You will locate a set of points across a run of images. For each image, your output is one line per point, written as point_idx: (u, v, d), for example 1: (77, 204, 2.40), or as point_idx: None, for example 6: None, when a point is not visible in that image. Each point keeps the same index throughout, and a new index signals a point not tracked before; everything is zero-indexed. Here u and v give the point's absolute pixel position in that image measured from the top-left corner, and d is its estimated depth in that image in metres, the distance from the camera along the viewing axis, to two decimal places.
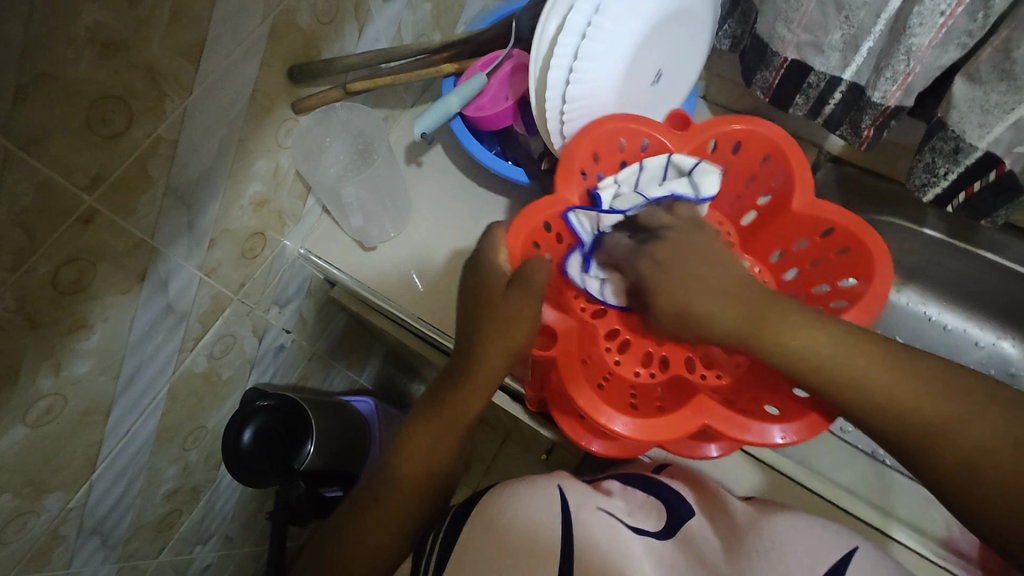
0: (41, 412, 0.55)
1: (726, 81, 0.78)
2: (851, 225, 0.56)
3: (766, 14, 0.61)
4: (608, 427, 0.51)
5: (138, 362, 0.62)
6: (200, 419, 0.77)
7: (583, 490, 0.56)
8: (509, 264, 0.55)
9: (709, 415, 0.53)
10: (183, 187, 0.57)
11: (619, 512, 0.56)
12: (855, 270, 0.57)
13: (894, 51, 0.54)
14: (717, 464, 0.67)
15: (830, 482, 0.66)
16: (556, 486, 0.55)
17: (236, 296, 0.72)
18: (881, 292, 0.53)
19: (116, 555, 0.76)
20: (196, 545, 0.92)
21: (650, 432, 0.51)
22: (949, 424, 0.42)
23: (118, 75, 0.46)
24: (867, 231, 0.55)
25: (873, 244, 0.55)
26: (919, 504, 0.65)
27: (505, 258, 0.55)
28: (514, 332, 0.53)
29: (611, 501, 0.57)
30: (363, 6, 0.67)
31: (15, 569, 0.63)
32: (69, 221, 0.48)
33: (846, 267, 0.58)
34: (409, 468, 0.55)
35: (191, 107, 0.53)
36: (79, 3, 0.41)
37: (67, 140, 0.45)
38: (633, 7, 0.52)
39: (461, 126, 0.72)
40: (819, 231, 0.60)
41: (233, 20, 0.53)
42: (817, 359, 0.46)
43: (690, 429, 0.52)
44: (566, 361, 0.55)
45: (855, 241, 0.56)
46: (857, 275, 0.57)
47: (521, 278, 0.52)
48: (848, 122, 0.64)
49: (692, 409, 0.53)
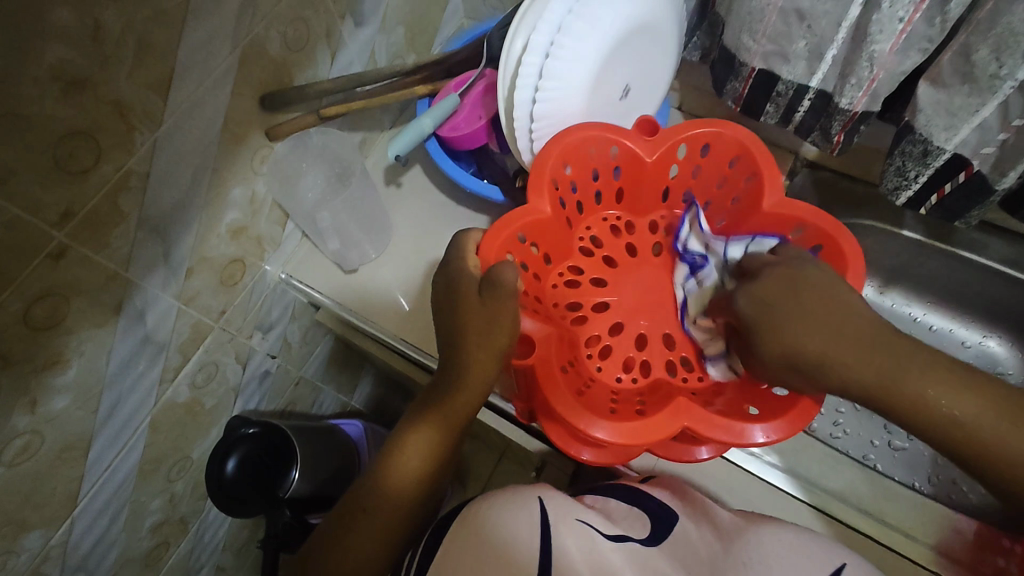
0: (17, 450, 0.54)
1: (698, 91, 0.79)
2: (824, 224, 0.56)
3: (731, 26, 0.61)
4: (588, 432, 0.50)
5: (118, 395, 0.62)
6: (184, 449, 0.76)
7: (564, 500, 0.54)
8: (480, 269, 0.54)
9: (689, 416, 0.52)
10: (157, 218, 0.57)
11: (598, 522, 0.54)
12: (826, 268, 0.57)
13: (858, 58, 0.54)
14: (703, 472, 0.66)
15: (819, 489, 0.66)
16: (536, 498, 0.53)
17: (217, 324, 0.72)
18: (851, 292, 0.53)
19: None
20: None
21: (629, 435, 0.51)
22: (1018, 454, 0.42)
23: (86, 110, 0.46)
24: (842, 233, 0.55)
25: (845, 244, 0.55)
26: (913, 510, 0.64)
27: (475, 264, 0.55)
28: (492, 337, 0.52)
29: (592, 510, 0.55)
30: (335, 32, 0.68)
31: None
32: (40, 257, 0.48)
33: (819, 266, 0.58)
34: (400, 481, 0.53)
35: (162, 140, 0.54)
36: (42, 42, 0.41)
37: (35, 178, 0.45)
38: (595, 24, 0.52)
39: (437, 147, 0.73)
40: (790, 230, 0.60)
41: (201, 51, 0.53)
42: (899, 392, 0.45)
43: (668, 431, 0.51)
44: (543, 368, 0.54)
45: (827, 239, 0.56)
46: (830, 272, 0.56)
47: (488, 278, 0.51)
48: (818, 128, 0.64)
49: (671, 411, 0.52)
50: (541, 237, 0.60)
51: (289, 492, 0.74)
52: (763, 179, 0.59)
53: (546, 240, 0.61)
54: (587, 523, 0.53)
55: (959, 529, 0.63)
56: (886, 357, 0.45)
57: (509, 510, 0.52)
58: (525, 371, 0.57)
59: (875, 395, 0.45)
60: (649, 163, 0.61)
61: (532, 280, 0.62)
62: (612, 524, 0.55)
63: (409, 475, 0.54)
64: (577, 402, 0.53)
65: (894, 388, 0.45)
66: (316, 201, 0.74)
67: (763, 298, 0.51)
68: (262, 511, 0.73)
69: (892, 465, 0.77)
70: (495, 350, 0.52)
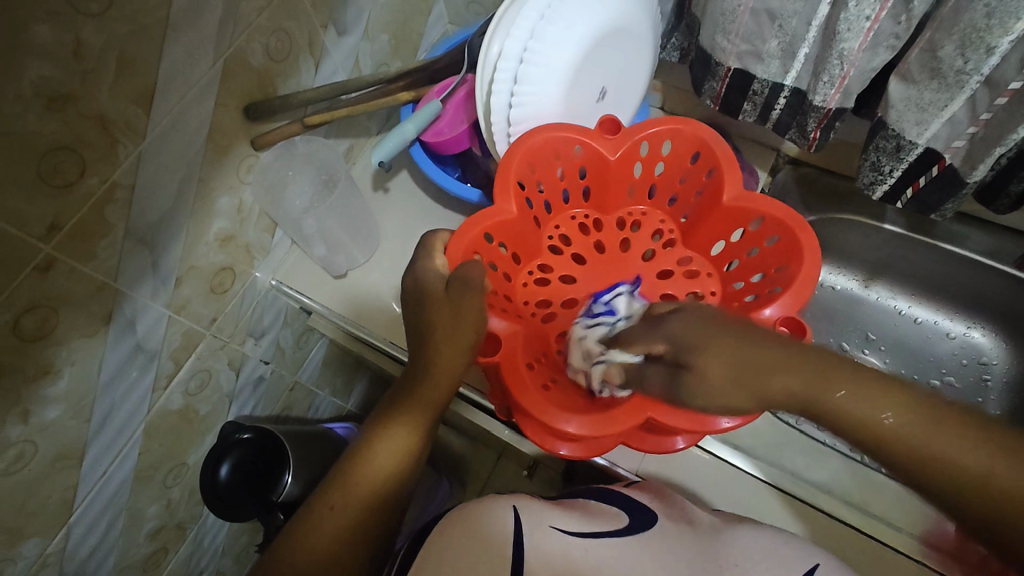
0: (11, 460, 0.55)
1: (680, 91, 0.80)
2: (783, 215, 0.56)
3: (705, 28, 0.62)
4: (556, 427, 0.51)
5: (110, 404, 0.63)
6: (180, 455, 0.78)
7: (538, 506, 0.55)
8: (447, 267, 0.55)
9: (655, 408, 0.53)
10: (144, 229, 0.58)
11: (573, 525, 0.54)
12: (785, 257, 0.57)
13: (828, 56, 0.55)
14: (690, 471, 0.67)
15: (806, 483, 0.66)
16: (511, 506, 0.54)
17: (209, 331, 0.73)
18: (808, 280, 0.54)
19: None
20: None
21: (598, 427, 0.51)
22: (940, 452, 0.37)
23: (69, 125, 0.47)
24: (800, 224, 0.55)
25: (803, 234, 0.55)
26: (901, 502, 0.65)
27: (442, 263, 0.55)
28: (459, 333, 0.53)
29: (571, 512, 0.56)
30: (317, 41, 0.69)
31: None
32: (28, 270, 0.49)
33: (778, 256, 0.58)
34: (365, 478, 0.53)
35: (146, 152, 0.55)
36: (22, 60, 0.42)
37: (20, 192, 0.46)
38: (568, 30, 0.53)
39: (421, 152, 0.74)
40: (751, 221, 0.60)
41: (183, 64, 0.54)
42: (814, 399, 0.41)
43: (635, 422, 0.51)
44: (510, 365, 0.55)
45: (787, 230, 0.56)
46: (788, 261, 0.57)
47: (459, 278, 0.52)
48: (795, 126, 0.65)
49: (636, 404, 0.53)
50: (509, 237, 0.60)
51: (281, 496, 0.74)
52: (723, 172, 0.60)
53: (513, 240, 0.61)
54: (561, 528, 0.54)
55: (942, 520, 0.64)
56: (883, 398, 0.39)
57: (482, 516, 0.53)
58: (493, 370, 0.57)
59: (793, 404, 0.42)
60: (612, 162, 0.61)
61: (501, 280, 0.62)
62: (587, 522, 0.55)
63: (383, 458, 0.54)
64: (545, 398, 0.53)
65: (808, 396, 0.41)
66: (304, 208, 0.75)
67: (671, 331, 0.49)
68: (257, 514, 0.74)
69: None
70: (466, 346, 0.53)
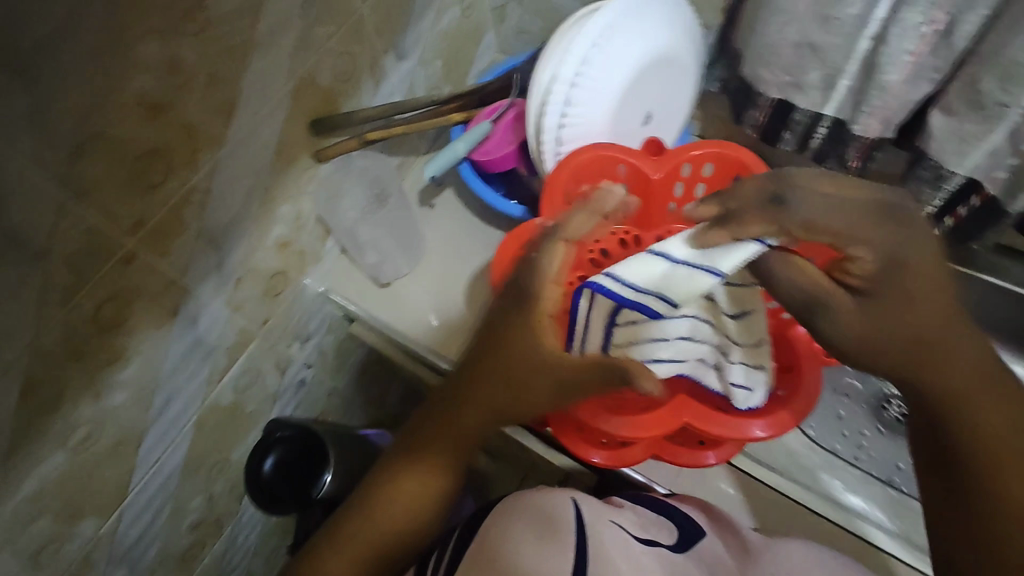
0: (79, 440, 0.59)
1: (719, 120, 0.82)
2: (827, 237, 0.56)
3: (747, 59, 0.65)
4: (596, 425, 0.55)
5: (169, 393, 0.67)
6: (224, 450, 0.81)
7: (595, 504, 0.55)
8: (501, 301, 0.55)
9: (690, 411, 0.55)
10: (214, 230, 0.63)
11: (630, 525, 0.54)
12: None
13: (869, 88, 0.58)
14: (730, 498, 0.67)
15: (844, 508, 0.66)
16: (570, 498, 0.54)
17: (260, 332, 0.77)
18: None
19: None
20: None
21: (635, 426, 0.55)
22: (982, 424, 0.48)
23: (161, 131, 0.52)
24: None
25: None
26: None
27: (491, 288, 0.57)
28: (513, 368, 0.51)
29: (621, 512, 0.56)
30: (378, 64, 0.74)
31: None
32: (113, 261, 0.54)
33: None
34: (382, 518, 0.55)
35: (222, 159, 0.60)
36: (129, 72, 0.47)
37: (114, 190, 0.51)
38: (618, 56, 0.57)
39: (469, 170, 0.78)
40: None
41: (261, 81, 0.60)
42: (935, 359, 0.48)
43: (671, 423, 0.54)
44: None
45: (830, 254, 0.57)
46: None
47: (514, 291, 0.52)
48: (834, 155, 0.68)
49: (673, 405, 0.55)
50: (552, 250, 0.61)
51: (321, 493, 0.76)
52: None
53: None
54: (620, 525, 0.54)
55: None
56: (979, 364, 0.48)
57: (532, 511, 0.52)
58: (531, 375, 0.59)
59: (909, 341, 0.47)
60: (657, 181, 0.62)
61: None
62: (641, 527, 0.55)
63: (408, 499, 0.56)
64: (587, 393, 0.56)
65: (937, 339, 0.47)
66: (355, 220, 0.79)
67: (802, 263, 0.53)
68: (296, 511, 0.76)
69: None
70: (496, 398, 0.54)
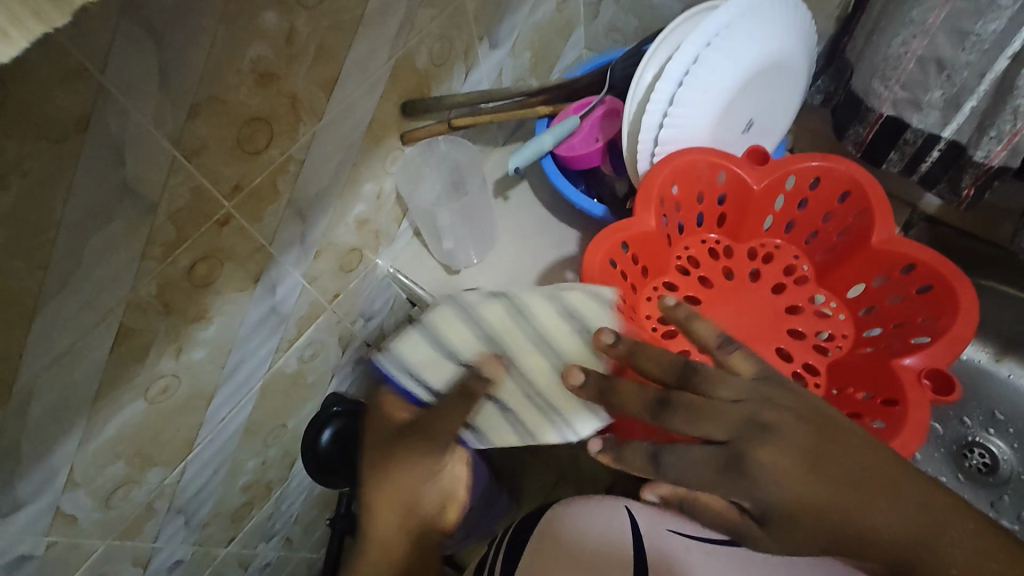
0: (159, 390, 0.61)
1: (814, 134, 0.79)
2: (936, 264, 0.54)
3: (861, 72, 0.61)
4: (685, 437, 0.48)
5: (242, 356, 0.69)
6: (282, 418, 0.82)
7: (654, 513, 0.59)
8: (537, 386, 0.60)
9: None
10: (303, 201, 0.64)
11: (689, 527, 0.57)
12: (932, 309, 0.54)
13: (1000, 111, 0.54)
14: None
15: None
16: (623, 504, 0.60)
17: (330, 306, 0.78)
18: (961, 337, 0.51)
19: (193, 538, 0.81)
20: (261, 541, 0.96)
21: None
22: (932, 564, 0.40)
23: (268, 100, 0.53)
24: (954, 275, 0.52)
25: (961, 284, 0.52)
26: None
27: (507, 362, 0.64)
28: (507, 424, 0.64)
29: (678, 515, 0.59)
30: (472, 51, 0.74)
31: (111, 537, 0.68)
32: (211, 222, 0.55)
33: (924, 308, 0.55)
34: None
35: (319, 132, 0.60)
36: (249, 39, 0.48)
37: (221, 153, 0.52)
38: (729, 59, 0.55)
39: (551, 164, 0.77)
40: (897, 268, 0.57)
41: (364, 59, 0.60)
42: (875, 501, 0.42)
43: None
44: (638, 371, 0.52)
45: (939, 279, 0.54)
46: (937, 314, 0.54)
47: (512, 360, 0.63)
48: (946, 180, 0.62)
49: None
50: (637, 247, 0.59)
51: None
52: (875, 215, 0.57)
53: (645, 251, 0.60)
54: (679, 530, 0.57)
55: None
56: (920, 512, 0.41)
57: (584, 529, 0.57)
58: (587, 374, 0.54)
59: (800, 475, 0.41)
60: (757, 191, 0.60)
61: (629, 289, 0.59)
62: (700, 526, 0.57)
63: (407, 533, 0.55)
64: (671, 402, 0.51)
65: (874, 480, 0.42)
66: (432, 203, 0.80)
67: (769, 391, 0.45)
68: (347, 485, 0.78)
69: None
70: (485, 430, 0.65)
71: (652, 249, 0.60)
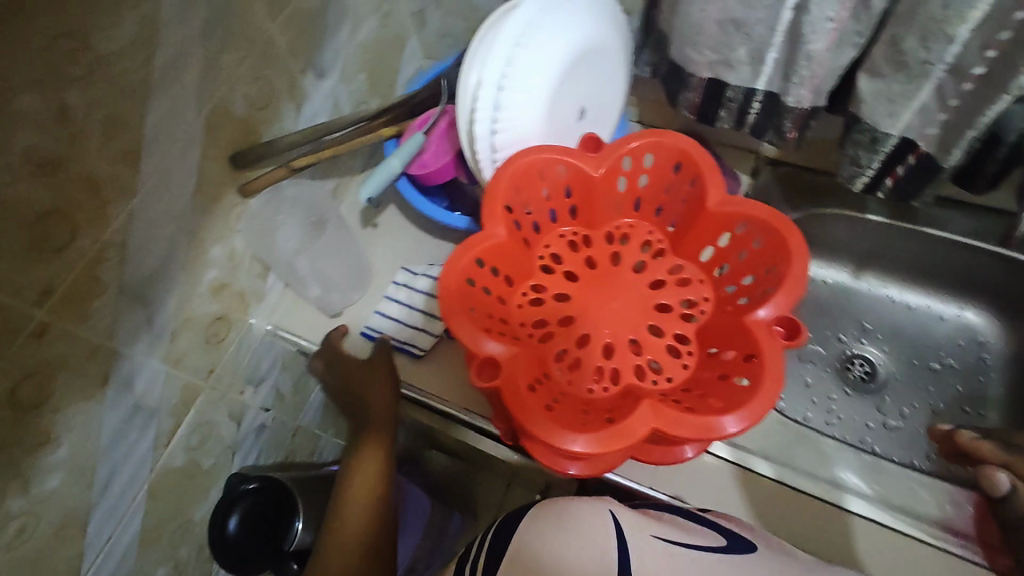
0: (13, 535, 0.53)
1: (655, 103, 0.82)
2: (769, 218, 0.57)
3: (674, 42, 0.64)
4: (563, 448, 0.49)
5: (112, 466, 0.62)
6: (185, 513, 0.76)
7: (637, 517, 0.52)
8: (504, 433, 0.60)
9: (664, 420, 0.51)
10: (138, 284, 0.58)
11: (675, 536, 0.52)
12: (773, 258, 0.58)
13: (796, 59, 0.57)
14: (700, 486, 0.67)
15: (818, 479, 0.67)
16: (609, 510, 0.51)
17: (207, 383, 0.72)
18: (798, 278, 0.54)
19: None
20: None
21: (606, 443, 0.50)
22: None
23: (59, 190, 0.47)
24: (785, 225, 0.56)
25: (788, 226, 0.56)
26: (913, 488, 0.67)
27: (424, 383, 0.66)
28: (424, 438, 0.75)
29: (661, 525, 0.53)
30: (297, 86, 0.70)
31: None
32: (23, 337, 0.48)
33: (767, 257, 0.58)
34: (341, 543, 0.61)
35: (137, 208, 0.55)
36: (9, 130, 0.42)
37: (12, 261, 0.46)
38: (544, 54, 0.55)
39: (409, 187, 0.75)
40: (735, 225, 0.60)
41: (169, 121, 0.55)
42: None
43: (638, 434, 0.50)
44: (511, 390, 0.52)
45: (773, 231, 0.57)
46: (777, 262, 0.57)
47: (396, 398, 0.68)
48: (771, 127, 0.67)
49: (641, 413, 0.52)
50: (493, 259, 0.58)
51: (293, 544, 0.72)
52: (707, 181, 0.60)
53: (502, 262, 0.60)
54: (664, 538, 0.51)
55: (960, 503, 0.66)
56: None
57: (564, 531, 0.48)
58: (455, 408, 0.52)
59: None
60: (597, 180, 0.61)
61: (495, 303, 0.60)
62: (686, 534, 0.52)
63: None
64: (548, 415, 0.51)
65: None
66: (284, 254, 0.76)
67: None
68: (270, 568, 0.71)
69: (889, 445, 0.77)
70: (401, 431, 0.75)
71: (510, 258, 0.60)
